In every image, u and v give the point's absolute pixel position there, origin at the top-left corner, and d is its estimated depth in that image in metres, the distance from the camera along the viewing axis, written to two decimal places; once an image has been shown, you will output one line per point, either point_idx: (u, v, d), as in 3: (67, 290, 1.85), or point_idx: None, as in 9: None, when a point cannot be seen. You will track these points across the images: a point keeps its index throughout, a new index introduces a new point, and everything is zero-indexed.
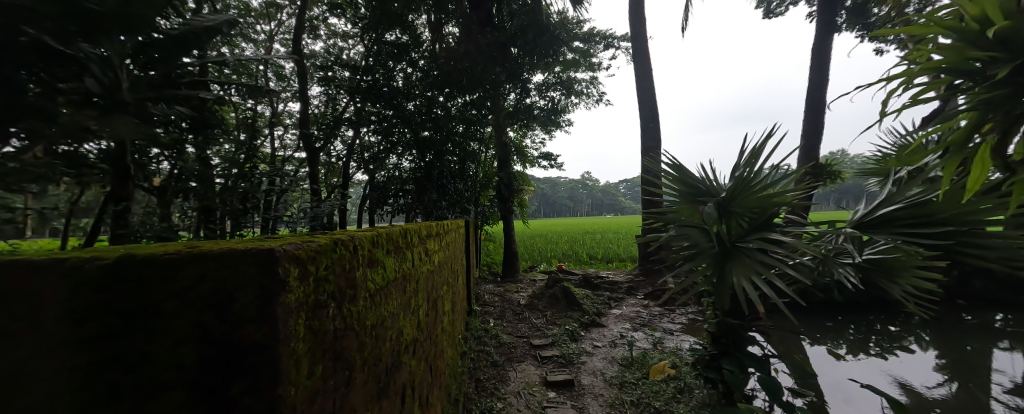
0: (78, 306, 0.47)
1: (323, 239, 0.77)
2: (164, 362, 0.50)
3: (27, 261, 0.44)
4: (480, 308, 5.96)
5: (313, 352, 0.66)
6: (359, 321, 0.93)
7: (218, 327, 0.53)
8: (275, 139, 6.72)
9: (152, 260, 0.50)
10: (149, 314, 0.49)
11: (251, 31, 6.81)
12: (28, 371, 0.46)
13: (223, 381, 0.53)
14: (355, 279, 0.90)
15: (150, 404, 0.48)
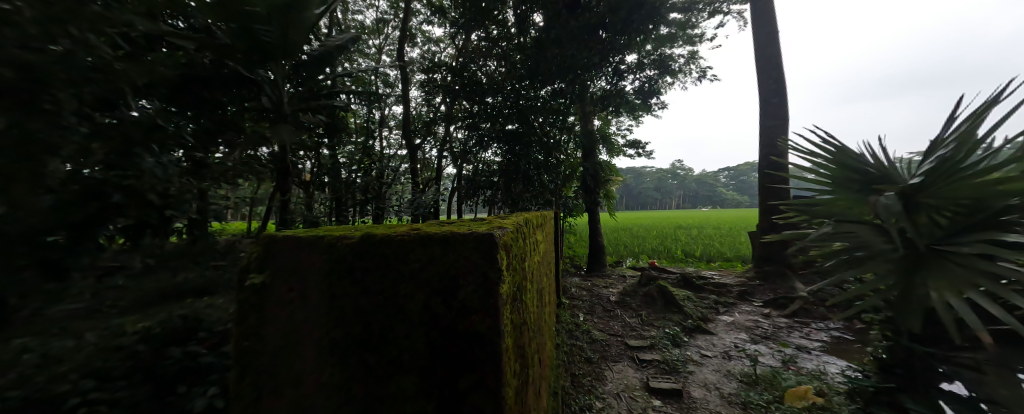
0: (337, 278, 0.53)
1: (509, 224, 0.72)
2: (403, 343, 0.50)
3: (305, 237, 0.51)
4: (568, 300, 5.77)
5: (513, 347, 0.61)
6: (527, 313, 0.88)
7: (441, 313, 0.50)
8: (384, 140, 7.58)
9: (389, 240, 0.51)
10: (388, 293, 0.51)
11: (365, 46, 7.77)
12: (309, 332, 0.53)
13: (449, 371, 0.50)
14: (525, 268, 0.86)
15: (395, 379, 0.50)
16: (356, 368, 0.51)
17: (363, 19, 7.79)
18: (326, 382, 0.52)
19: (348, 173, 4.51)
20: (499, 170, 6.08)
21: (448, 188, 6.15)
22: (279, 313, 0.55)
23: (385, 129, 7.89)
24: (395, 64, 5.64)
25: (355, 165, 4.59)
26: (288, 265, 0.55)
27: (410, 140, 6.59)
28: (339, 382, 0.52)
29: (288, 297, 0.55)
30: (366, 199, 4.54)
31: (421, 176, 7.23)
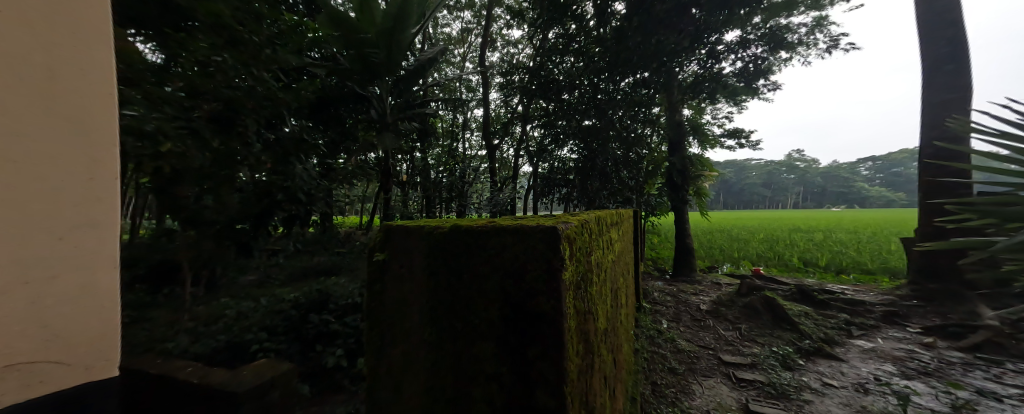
0: (435, 258, 0.66)
1: (575, 218, 0.79)
2: (482, 315, 0.63)
3: (408, 227, 0.66)
4: (649, 304, 5.14)
5: (577, 328, 0.69)
6: (593, 303, 0.95)
7: (513, 293, 0.61)
8: (466, 141, 8.11)
9: (471, 230, 0.63)
10: (470, 273, 0.64)
11: (451, 56, 8.47)
12: (412, 300, 0.69)
13: (521, 342, 0.61)
14: (591, 261, 0.92)
15: (478, 343, 0.63)
16: (448, 332, 0.66)
17: (450, 32, 8.49)
18: (429, 340, 0.68)
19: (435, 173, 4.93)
20: (574, 167, 5.94)
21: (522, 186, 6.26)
22: (388, 285, 0.72)
23: (467, 132, 8.41)
24: (475, 70, 5.99)
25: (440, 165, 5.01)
26: (394, 247, 0.71)
27: (489, 140, 6.92)
28: (438, 341, 0.67)
29: (397, 272, 0.70)
30: (451, 196, 4.93)
31: (500, 175, 7.50)
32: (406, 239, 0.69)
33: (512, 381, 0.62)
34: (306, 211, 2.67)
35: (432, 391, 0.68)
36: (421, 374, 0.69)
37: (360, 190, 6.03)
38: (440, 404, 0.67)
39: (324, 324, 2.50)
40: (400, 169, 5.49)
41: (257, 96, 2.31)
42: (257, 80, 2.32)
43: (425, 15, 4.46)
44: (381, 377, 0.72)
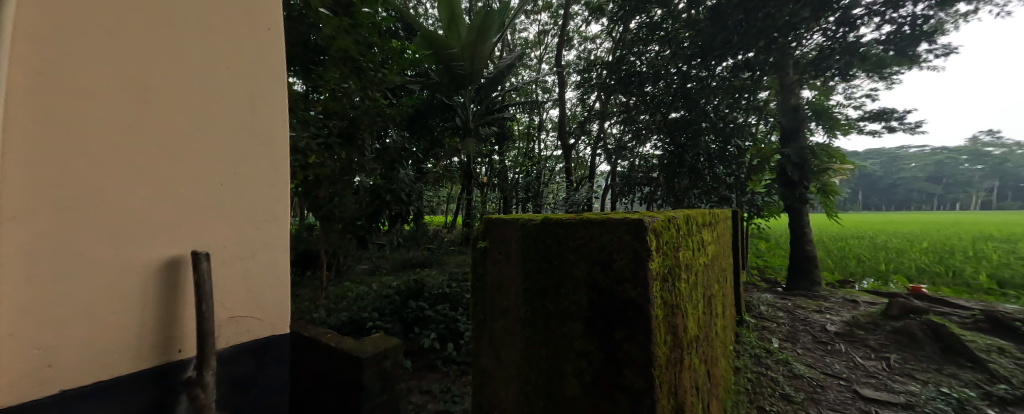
0: (528, 249, 0.84)
1: (663, 214, 0.84)
2: (571, 297, 0.77)
3: (508, 220, 0.86)
4: (754, 320, 4.23)
5: (665, 319, 0.75)
6: (682, 302, 0.97)
7: (599, 278, 0.72)
8: (542, 142, 8.21)
9: (560, 222, 0.78)
10: (561, 261, 0.78)
11: (529, 59, 8.69)
12: (510, 281, 0.89)
13: (607, 324, 0.72)
14: (680, 258, 0.95)
15: (568, 322, 0.78)
16: (542, 310, 0.83)
17: (527, 36, 8.73)
18: (524, 317, 0.86)
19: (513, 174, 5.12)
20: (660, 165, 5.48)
21: (599, 185, 6.04)
22: (492, 269, 0.93)
23: (543, 133, 8.49)
24: (552, 70, 6.04)
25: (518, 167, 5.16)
26: (496, 236, 0.91)
27: (565, 140, 6.91)
28: (532, 318, 0.84)
29: (499, 257, 0.91)
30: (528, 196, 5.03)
31: (576, 175, 7.38)
32: (505, 230, 0.90)
33: (599, 359, 0.74)
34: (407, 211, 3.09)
35: (528, 359, 0.86)
36: (519, 344, 0.88)
37: (446, 191, 6.58)
38: (535, 371, 0.85)
39: (419, 311, 3.28)
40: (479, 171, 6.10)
41: (372, 111, 2.75)
42: (370, 99, 2.80)
43: (504, 25, 4.69)
44: (485, 343, 0.96)
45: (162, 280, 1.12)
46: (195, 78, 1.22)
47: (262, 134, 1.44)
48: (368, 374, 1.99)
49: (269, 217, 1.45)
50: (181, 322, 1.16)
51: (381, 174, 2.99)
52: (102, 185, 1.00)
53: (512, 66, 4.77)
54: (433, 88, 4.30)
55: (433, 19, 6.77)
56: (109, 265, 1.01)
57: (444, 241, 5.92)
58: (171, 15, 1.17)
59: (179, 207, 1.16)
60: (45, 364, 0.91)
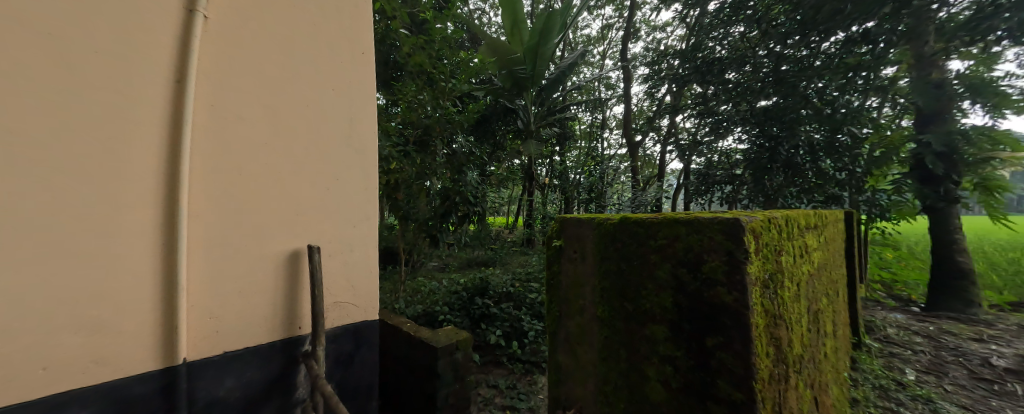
0: (604, 250, 0.90)
1: (763, 213, 0.78)
2: (652, 298, 0.79)
3: (583, 221, 0.94)
4: (876, 344, 3.47)
5: (767, 331, 0.70)
6: (787, 313, 0.88)
7: (685, 281, 0.72)
8: (606, 141, 7.90)
9: (640, 221, 0.81)
10: (642, 260, 0.81)
11: (591, 56, 8.44)
12: (584, 281, 0.96)
13: (696, 330, 0.71)
14: (783, 263, 0.86)
15: (647, 324, 0.80)
16: (617, 311, 0.87)
17: (590, 33, 8.50)
18: (601, 318, 0.92)
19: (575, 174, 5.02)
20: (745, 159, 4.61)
21: (672, 184, 5.59)
22: (565, 270, 1.01)
23: (608, 131, 8.17)
24: (616, 65, 5.79)
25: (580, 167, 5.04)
26: (571, 237, 1.00)
27: (631, 138, 6.52)
28: (609, 320, 0.90)
29: (572, 257, 0.99)
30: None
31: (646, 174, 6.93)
32: (577, 231, 0.98)
33: (688, 369, 0.73)
34: (473, 210, 3.40)
35: (604, 361, 0.91)
36: (596, 344, 0.93)
37: (508, 193, 6.70)
38: (614, 374, 0.88)
39: (485, 308, 3.40)
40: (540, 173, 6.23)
41: (442, 119, 2.99)
42: (441, 108, 3.02)
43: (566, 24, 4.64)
44: (560, 343, 1.04)
45: (282, 269, 1.38)
46: (306, 102, 1.47)
47: (357, 146, 1.65)
48: (441, 363, 2.13)
49: (362, 217, 1.65)
50: (301, 303, 1.44)
51: (450, 176, 3.22)
52: (244, 194, 1.27)
53: (574, 66, 4.85)
54: (497, 94, 4.65)
55: (496, 27, 6.99)
56: (249, 255, 1.28)
57: (506, 242, 6.05)
58: (286, 53, 1.42)
59: (297, 210, 1.42)
60: (213, 331, 1.20)
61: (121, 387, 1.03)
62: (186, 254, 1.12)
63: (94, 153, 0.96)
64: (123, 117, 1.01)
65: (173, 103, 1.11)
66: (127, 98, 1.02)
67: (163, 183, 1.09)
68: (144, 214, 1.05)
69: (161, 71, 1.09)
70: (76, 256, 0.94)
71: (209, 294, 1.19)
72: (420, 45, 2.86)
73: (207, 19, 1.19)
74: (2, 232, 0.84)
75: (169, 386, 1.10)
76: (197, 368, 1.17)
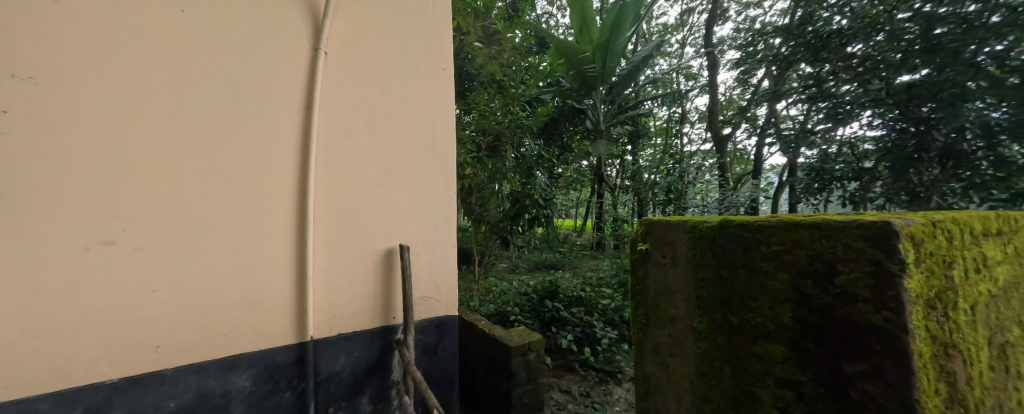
0: (701, 258, 0.97)
1: (922, 216, 0.70)
2: (768, 308, 0.81)
3: (678, 226, 1.02)
4: None
5: (936, 363, 0.62)
6: (969, 343, 0.73)
7: (810, 291, 0.73)
8: (688, 137, 7.16)
9: (746, 225, 0.85)
10: (752, 269, 0.84)
11: (668, 46, 7.75)
12: (678, 286, 1.04)
13: (836, 348, 0.69)
14: (959, 277, 0.73)
15: (765, 336, 0.81)
16: (717, 317, 0.93)
17: (666, 21, 7.83)
18: (697, 329, 0.98)
19: (652, 174, 4.64)
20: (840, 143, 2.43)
21: (773, 182, 4.79)
22: (660, 275, 1.11)
23: (691, 126, 7.39)
24: (700, 52, 5.21)
25: (658, 167, 4.62)
26: (662, 240, 1.09)
27: (718, 132, 5.76)
28: (709, 332, 0.95)
29: (661, 261, 1.10)
30: (668, 199, 4.27)
31: (739, 171, 6.06)
32: (669, 235, 1.07)
33: (815, 392, 0.72)
34: (543, 213, 3.31)
35: (702, 374, 0.97)
36: (693, 355, 1.00)
37: (576, 195, 6.49)
38: (716, 390, 0.93)
39: (555, 311, 3.35)
40: (609, 174, 6.19)
41: (512, 124, 3.05)
42: (511, 113, 3.07)
43: (639, 14, 4.33)
44: (648, 352, 1.15)
45: (382, 265, 1.55)
46: (401, 115, 1.66)
47: (440, 152, 1.78)
48: (514, 362, 2.17)
49: (443, 219, 1.77)
50: (394, 295, 1.59)
51: (521, 180, 3.26)
52: (352, 197, 1.48)
53: (649, 59, 4.46)
54: (565, 95, 4.62)
55: (564, 28, 6.88)
56: (358, 251, 1.49)
57: (575, 245, 5.89)
58: (384, 73, 1.62)
59: (395, 212, 1.60)
60: (332, 315, 1.43)
61: (270, 355, 1.30)
62: (314, 247, 1.37)
63: (255, 167, 1.28)
64: (273, 139, 1.32)
65: (303, 124, 1.38)
66: (276, 124, 1.33)
67: (296, 191, 1.36)
68: (278, 215, 1.32)
69: (295, 100, 1.38)
70: (236, 246, 1.24)
71: (328, 283, 1.41)
72: (493, 55, 3.07)
73: (327, 54, 1.45)
74: (191, 229, 1.17)
75: (301, 357, 1.36)
76: (322, 345, 1.40)
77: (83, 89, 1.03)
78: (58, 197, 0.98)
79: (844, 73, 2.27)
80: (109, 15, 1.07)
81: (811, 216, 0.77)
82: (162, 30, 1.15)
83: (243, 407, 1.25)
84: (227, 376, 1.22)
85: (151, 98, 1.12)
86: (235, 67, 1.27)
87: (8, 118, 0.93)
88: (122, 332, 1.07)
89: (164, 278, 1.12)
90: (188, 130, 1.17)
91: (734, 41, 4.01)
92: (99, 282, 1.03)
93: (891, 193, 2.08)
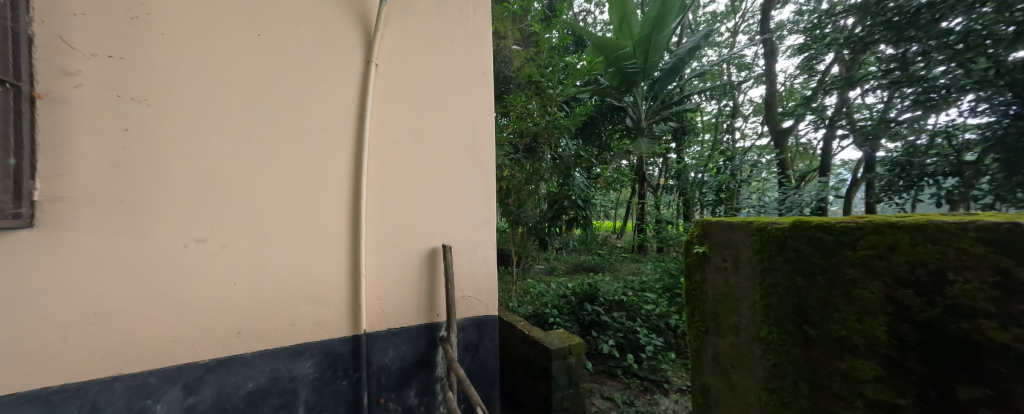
0: (770, 263, 0.92)
1: None
2: (854, 321, 0.74)
3: (743, 227, 0.98)
4: None
5: None
6: None
7: (908, 303, 0.66)
8: (740, 132, 6.65)
9: (825, 228, 0.79)
10: (832, 276, 0.78)
11: (717, 35, 7.24)
12: (743, 292, 1.00)
13: (943, 367, 0.62)
14: None
15: (853, 351, 0.75)
16: (792, 328, 0.87)
17: (715, 8, 7.33)
18: (766, 340, 0.93)
19: (699, 173, 4.37)
20: (932, 132, 2.10)
21: (842, 179, 4.32)
22: (721, 280, 1.07)
23: (743, 120, 6.86)
24: (754, 41, 4.81)
25: (705, 164, 4.35)
26: (723, 242, 1.06)
27: (777, 125, 5.27)
28: (780, 344, 0.89)
29: (721, 265, 1.07)
30: (719, 199, 3.98)
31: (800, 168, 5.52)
32: (733, 237, 1.03)
33: None
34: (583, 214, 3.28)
35: (773, 389, 0.91)
36: (762, 369, 0.94)
37: (616, 196, 6.28)
38: (790, 406, 0.87)
39: (596, 315, 3.26)
40: (650, 173, 5.98)
41: (550, 126, 3.02)
42: (549, 114, 3.06)
43: (685, 4, 4.09)
44: (708, 361, 1.12)
45: (428, 265, 1.61)
46: (447, 120, 1.72)
47: (482, 155, 1.82)
48: (555, 365, 2.15)
49: (484, 221, 1.80)
50: (438, 293, 1.64)
51: (558, 181, 3.28)
52: (402, 200, 1.56)
53: (696, 51, 4.21)
54: (604, 93, 4.50)
55: (602, 24, 6.70)
56: (406, 251, 1.56)
57: (614, 248, 5.70)
58: (432, 81, 1.70)
59: (442, 214, 1.66)
60: (382, 312, 1.51)
61: (330, 345, 1.40)
62: (367, 246, 1.46)
63: (317, 171, 1.39)
64: (331, 145, 1.43)
65: (357, 131, 1.48)
66: (333, 132, 1.43)
67: (351, 193, 1.45)
68: (336, 216, 1.42)
69: (350, 109, 1.48)
70: (301, 244, 1.35)
71: (379, 281, 1.49)
72: (530, 57, 3.04)
73: (378, 66, 1.54)
74: (263, 228, 1.29)
75: (356, 348, 1.45)
76: (374, 339, 1.48)
77: (181, 108, 1.18)
78: (165, 200, 1.15)
79: (936, 52, 1.96)
80: (201, 44, 1.23)
81: (908, 218, 0.70)
82: (240, 53, 1.29)
83: (307, 391, 1.36)
84: (293, 363, 1.34)
85: (231, 113, 1.26)
86: (300, 81, 1.39)
87: (128, 135, 1.11)
88: (209, 319, 1.21)
89: (241, 273, 1.25)
90: (264, 140, 1.31)
91: (795, 26, 3.65)
92: (193, 273, 1.18)
93: (1002, 192, 1.78)
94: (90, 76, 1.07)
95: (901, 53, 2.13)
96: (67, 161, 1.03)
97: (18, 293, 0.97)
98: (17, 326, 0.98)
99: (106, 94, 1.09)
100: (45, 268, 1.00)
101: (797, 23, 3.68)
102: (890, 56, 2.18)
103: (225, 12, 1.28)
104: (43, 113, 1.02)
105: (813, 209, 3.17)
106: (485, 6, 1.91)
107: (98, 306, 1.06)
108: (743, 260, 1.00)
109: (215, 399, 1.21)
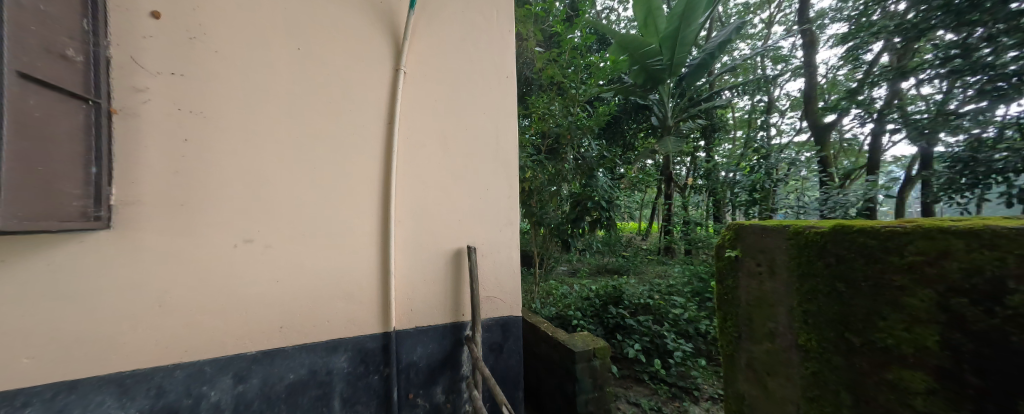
0: (808, 268, 0.88)
1: None
2: (900, 331, 0.71)
3: (781, 229, 0.95)
4: None
5: None
6: None
7: (963, 312, 0.63)
8: (776, 129, 6.30)
9: (868, 231, 0.76)
10: (875, 282, 0.75)
11: (751, 26, 6.90)
12: (779, 297, 0.97)
13: (1002, 379, 0.59)
14: None
15: (900, 362, 0.71)
16: (832, 338, 0.83)
17: None
18: (805, 348, 0.89)
19: (728, 171, 4.19)
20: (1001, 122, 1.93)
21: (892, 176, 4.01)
22: (756, 284, 1.03)
23: (779, 116, 6.50)
24: (791, 32, 4.56)
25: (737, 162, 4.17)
26: (757, 245, 1.03)
27: (818, 120, 4.97)
28: (820, 352, 0.86)
29: (755, 268, 1.03)
30: (752, 199, 3.79)
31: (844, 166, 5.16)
32: (769, 239, 0.99)
33: None
34: (606, 215, 3.22)
35: (813, 399, 0.87)
36: (801, 377, 0.91)
37: (641, 197, 6.14)
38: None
39: (620, 318, 3.21)
40: (677, 172, 5.80)
41: (572, 126, 3.00)
42: (572, 115, 3.04)
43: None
44: (741, 367, 1.08)
45: (453, 265, 1.66)
46: (471, 123, 1.76)
47: (505, 157, 1.83)
48: (579, 368, 2.14)
49: (507, 222, 1.82)
50: (462, 293, 1.67)
51: (581, 182, 3.25)
52: (429, 202, 1.61)
53: (727, 45, 4.04)
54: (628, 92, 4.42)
55: (625, 21, 6.56)
56: (433, 251, 1.61)
57: (640, 249, 5.56)
58: (456, 87, 1.74)
59: (467, 216, 1.70)
60: (409, 311, 1.56)
61: (363, 341, 1.47)
62: (396, 247, 1.52)
63: (351, 174, 1.47)
64: (363, 150, 1.49)
65: (387, 136, 1.54)
66: (365, 137, 1.50)
67: (381, 196, 1.52)
68: (368, 219, 1.49)
69: (380, 115, 1.54)
70: (337, 245, 1.43)
71: (407, 281, 1.55)
72: (552, 58, 3.05)
73: (406, 73, 1.61)
74: (304, 229, 1.38)
75: (386, 344, 1.51)
76: (402, 336, 1.54)
77: (231, 117, 1.29)
78: (217, 205, 1.25)
79: (1006, 36, 1.81)
80: (246, 58, 1.33)
81: (963, 223, 0.66)
82: (281, 65, 1.38)
83: (341, 384, 1.43)
84: (329, 357, 1.41)
85: (274, 122, 1.35)
86: (335, 90, 1.47)
87: (187, 144, 1.22)
88: (255, 314, 1.30)
89: (284, 270, 1.34)
90: (303, 146, 1.39)
91: (838, 14, 3.43)
92: (242, 270, 1.28)
93: None
94: (156, 92, 1.19)
95: (963, 38, 1.95)
96: (136, 168, 1.15)
97: (97, 288, 1.09)
98: (96, 316, 1.09)
99: (169, 108, 1.20)
100: (120, 265, 1.12)
101: (840, 11, 3.45)
102: (949, 42, 2.01)
103: (268, 28, 1.37)
104: (118, 125, 1.13)
105: (860, 209, 2.97)
106: (508, 10, 1.94)
107: (163, 300, 1.18)
108: (780, 264, 0.96)
109: (261, 388, 1.30)
